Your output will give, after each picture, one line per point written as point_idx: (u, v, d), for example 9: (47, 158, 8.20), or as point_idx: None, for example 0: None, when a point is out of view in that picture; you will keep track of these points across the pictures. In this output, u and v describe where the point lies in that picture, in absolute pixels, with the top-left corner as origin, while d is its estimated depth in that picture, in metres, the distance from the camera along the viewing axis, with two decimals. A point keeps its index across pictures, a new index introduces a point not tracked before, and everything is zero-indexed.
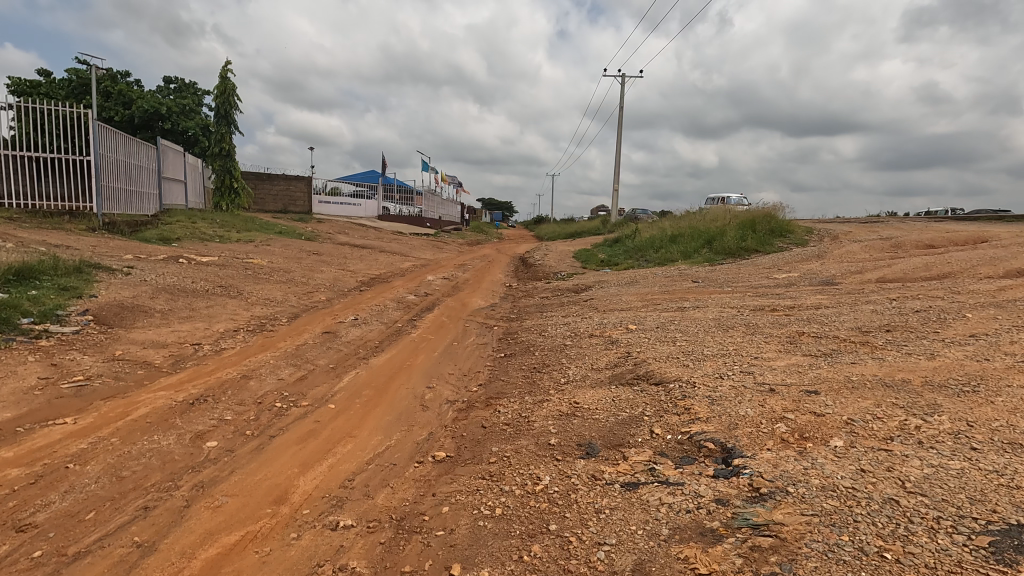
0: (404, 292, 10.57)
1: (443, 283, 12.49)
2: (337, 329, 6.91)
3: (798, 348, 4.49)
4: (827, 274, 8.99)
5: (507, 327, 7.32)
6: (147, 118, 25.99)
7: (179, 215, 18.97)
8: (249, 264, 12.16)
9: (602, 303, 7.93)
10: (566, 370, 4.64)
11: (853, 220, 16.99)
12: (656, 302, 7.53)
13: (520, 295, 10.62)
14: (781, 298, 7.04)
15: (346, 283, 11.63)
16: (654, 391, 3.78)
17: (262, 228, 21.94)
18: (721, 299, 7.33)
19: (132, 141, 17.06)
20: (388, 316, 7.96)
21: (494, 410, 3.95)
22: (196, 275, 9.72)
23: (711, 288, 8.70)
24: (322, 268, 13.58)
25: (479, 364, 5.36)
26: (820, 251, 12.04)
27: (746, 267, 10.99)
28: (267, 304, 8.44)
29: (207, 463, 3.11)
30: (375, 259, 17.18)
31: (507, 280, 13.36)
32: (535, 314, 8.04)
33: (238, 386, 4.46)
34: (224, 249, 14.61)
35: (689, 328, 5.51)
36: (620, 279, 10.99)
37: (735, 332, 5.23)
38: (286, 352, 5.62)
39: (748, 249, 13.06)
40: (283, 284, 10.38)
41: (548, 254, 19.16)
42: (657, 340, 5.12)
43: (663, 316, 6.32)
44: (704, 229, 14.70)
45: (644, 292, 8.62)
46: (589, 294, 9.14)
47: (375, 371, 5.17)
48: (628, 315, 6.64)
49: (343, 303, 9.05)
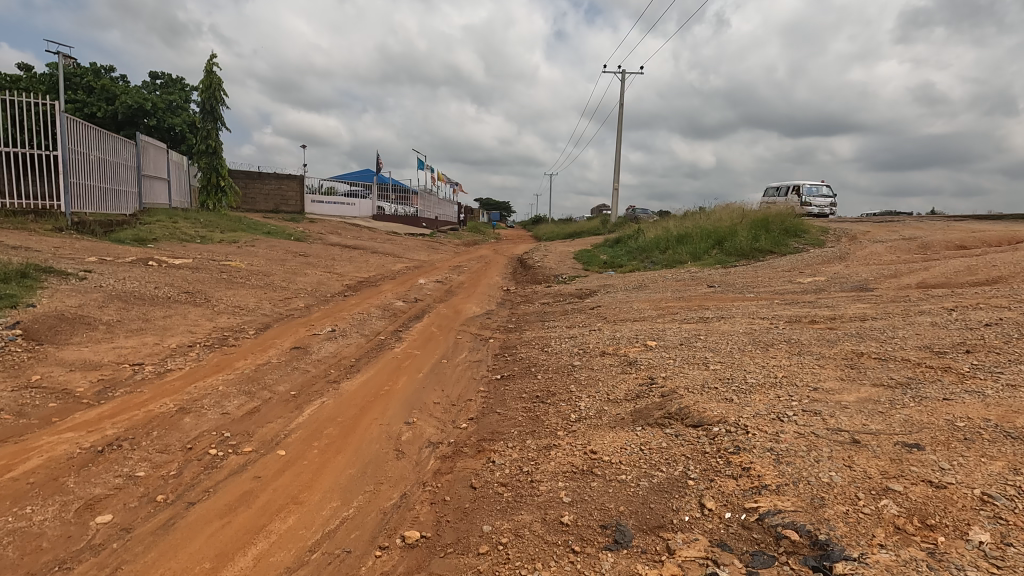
0: (392, 297, 9.70)
1: (436, 287, 11.60)
2: (309, 343, 6.01)
3: (865, 375, 3.63)
4: (857, 277, 8.18)
5: (504, 340, 6.45)
6: (131, 114, 25.04)
7: (160, 214, 18.07)
8: (226, 267, 11.27)
9: (611, 311, 7.07)
10: (576, 403, 3.77)
11: (867, 219, 16.22)
12: (672, 311, 6.69)
13: (519, 301, 9.76)
14: (816, 307, 6.20)
15: (330, 288, 10.72)
16: (696, 439, 2.92)
17: (250, 228, 21.06)
18: (747, 307, 6.49)
19: (109, 138, 16.17)
20: (371, 327, 7.07)
21: (487, 462, 3.07)
22: (161, 279, 8.80)
23: (730, 294, 7.87)
24: (306, 270, 12.66)
25: (472, 390, 4.49)
26: (841, 252, 11.21)
27: (763, 269, 10.17)
28: (237, 312, 7.55)
29: (85, 554, 2.24)
30: (364, 261, 16.25)
31: (505, 283, 12.47)
32: (535, 324, 7.18)
33: (169, 425, 3.57)
34: (203, 250, 13.70)
35: (719, 346, 4.66)
36: (627, 283, 10.15)
37: (777, 351, 4.37)
38: (243, 375, 4.73)
39: (762, 250, 12.25)
40: (260, 289, 9.50)
41: (548, 255, 18.37)
42: (686, 362, 4.26)
43: (685, 330, 5.46)
44: (713, 229, 13.90)
45: (656, 299, 7.80)
46: (595, 300, 8.31)
47: (346, 400, 4.29)
48: (643, 327, 5.79)
49: (323, 312, 8.15)
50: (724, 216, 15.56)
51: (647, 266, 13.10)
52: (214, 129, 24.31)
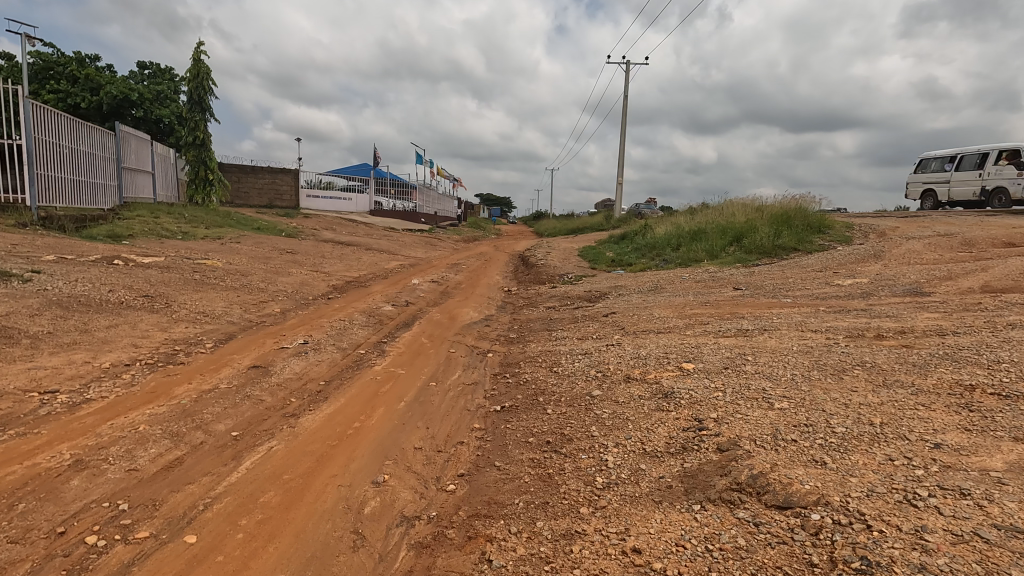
0: (380, 301, 8.71)
1: (430, 288, 10.62)
2: (272, 360, 5.05)
3: (999, 422, 2.65)
4: (906, 279, 7.24)
5: (504, 356, 5.47)
6: (116, 104, 24.02)
7: (141, 208, 17.07)
8: (201, 266, 10.30)
9: (627, 320, 6.11)
10: (603, 458, 2.82)
11: (888, 214, 15.24)
12: (701, 320, 5.72)
13: (522, 305, 8.77)
14: (875, 317, 5.21)
15: (314, 290, 9.72)
16: (789, 537, 1.96)
17: (238, 224, 20.14)
18: (790, 316, 5.52)
19: (84, 128, 15.21)
20: (351, 338, 6.08)
21: (480, 562, 2.12)
22: (120, 281, 7.80)
23: (763, 298, 6.89)
24: (291, 269, 11.68)
25: (464, 430, 3.54)
26: (876, 250, 10.20)
27: (791, 269, 9.21)
28: (199, 320, 6.56)
29: None
30: (356, 259, 15.27)
31: (505, 284, 11.50)
32: (541, 334, 6.20)
33: (46, 492, 2.61)
34: (181, 248, 12.70)
35: (775, 372, 3.68)
36: (642, 284, 9.16)
37: (854, 382, 3.39)
38: (177, 408, 3.75)
39: (785, 246, 11.27)
40: (233, 291, 8.53)
41: (551, 252, 17.37)
42: (740, 397, 3.28)
43: (724, 347, 4.48)
44: (731, 224, 12.94)
45: (679, 304, 6.85)
46: (608, 305, 7.38)
47: (301, 443, 3.33)
48: (671, 342, 4.83)
49: (300, 318, 7.17)
50: (737, 211, 14.62)
51: (659, 264, 12.16)
52: (203, 121, 23.34)
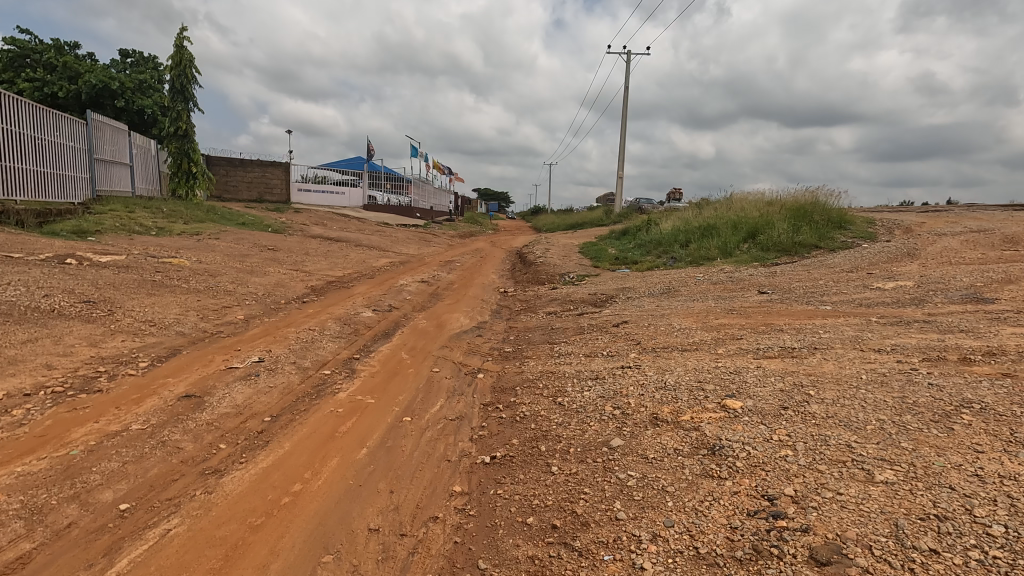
0: (361, 305, 7.78)
1: (418, 289, 9.69)
2: (212, 386, 4.11)
3: None
4: (958, 282, 6.34)
5: (497, 378, 4.55)
6: (95, 94, 22.89)
7: (115, 202, 16.06)
8: (165, 266, 9.33)
9: (643, 332, 5.18)
10: (637, 567, 1.90)
11: (907, 211, 14.38)
12: (732, 334, 4.80)
13: (519, 310, 7.84)
14: (946, 334, 4.30)
15: (289, 293, 8.76)
16: None
17: (222, 219, 19.15)
18: (840, 331, 4.60)
19: (42, 112, 13.91)
20: (317, 354, 5.15)
21: None
22: (62, 284, 6.83)
23: (796, 305, 5.99)
24: (268, 269, 10.72)
25: (439, 499, 2.63)
26: (908, 248, 9.30)
27: (816, 269, 8.32)
28: (142, 332, 5.61)
29: None
30: (343, 256, 14.31)
31: (501, 284, 10.56)
32: (541, 349, 5.28)
33: None
34: (150, 245, 11.72)
35: (855, 418, 2.76)
36: (652, 286, 8.25)
37: (973, 437, 2.46)
38: (57, 464, 2.81)
39: (806, 243, 10.36)
40: (194, 295, 7.57)
41: (550, 249, 16.45)
42: (820, 460, 2.36)
43: (773, 376, 3.55)
44: (745, 220, 12.03)
45: (701, 311, 5.94)
46: (617, 311, 6.47)
47: (214, 522, 2.42)
48: (703, 367, 3.88)
49: (264, 328, 6.24)
50: (748, 205, 13.70)
51: (667, 263, 11.27)
52: (185, 110, 22.24)
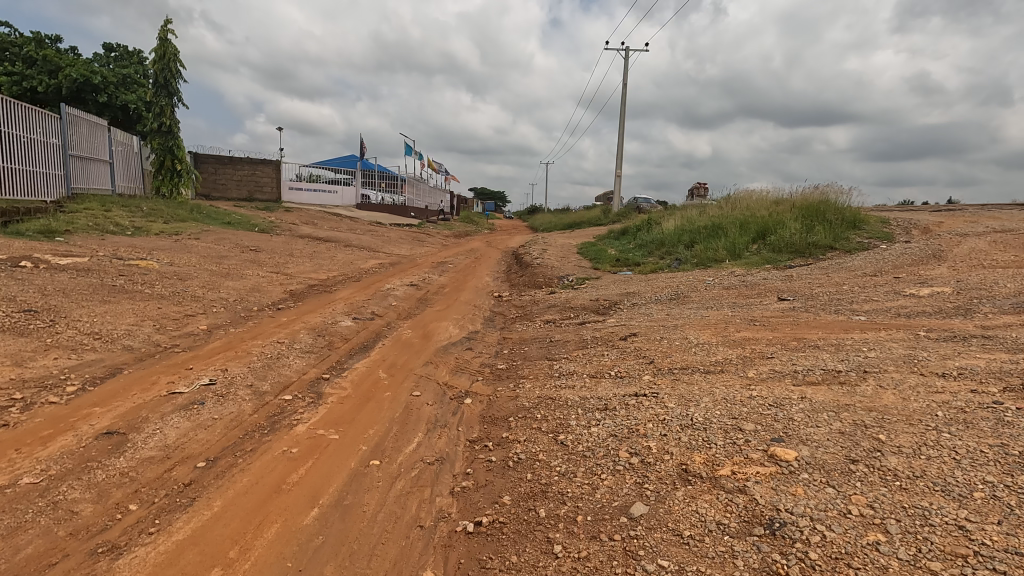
0: (341, 313, 7.08)
1: (406, 294, 9.00)
2: (143, 419, 3.41)
3: None
4: (1002, 288, 5.72)
5: (487, 406, 3.86)
6: (76, 88, 22.08)
7: (91, 200, 15.31)
8: (132, 269, 8.59)
9: (656, 348, 4.51)
10: None
11: (919, 210, 13.78)
12: (760, 351, 4.13)
13: (514, 318, 7.17)
14: (1019, 353, 3.63)
15: (264, 298, 8.05)
16: None
17: (207, 218, 18.42)
18: (889, 349, 3.94)
19: (9, 105, 13.12)
20: (280, 374, 4.45)
21: None
22: (3, 291, 6.10)
23: (824, 314, 5.34)
24: (246, 272, 10.00)
25: None
26: (931, 249, 8.67)
27: (835, 272, 7.70)
28: (82, 347, 4.89)
29: None
30: (329, 258, 13.61)
31: (496, 288, 9.91)
32: (538, 368, 4.60)
33: None
34: (122, 246, 11.00)
35: (953, 480, 2.09)
36: (659, 292, 7.59)
37: None
38: None
39: (819, 243, 9.72)
40: (156, 302, 6.85)
41: (548, 249, 15.84)
42: (927, 555, 1.69)
43: (824, 410, 2.88)
44: (754, 219, 11.41)
45: (720, 322, 5.29)
46: (624, 321, 5.82)
47: None
48: (736, 397, 3.20)
49: (227, 341, 5.53)
50: (754, 204, 13.07)
51: (672, 264, 10.67)
52: (169, 106, 21.46)
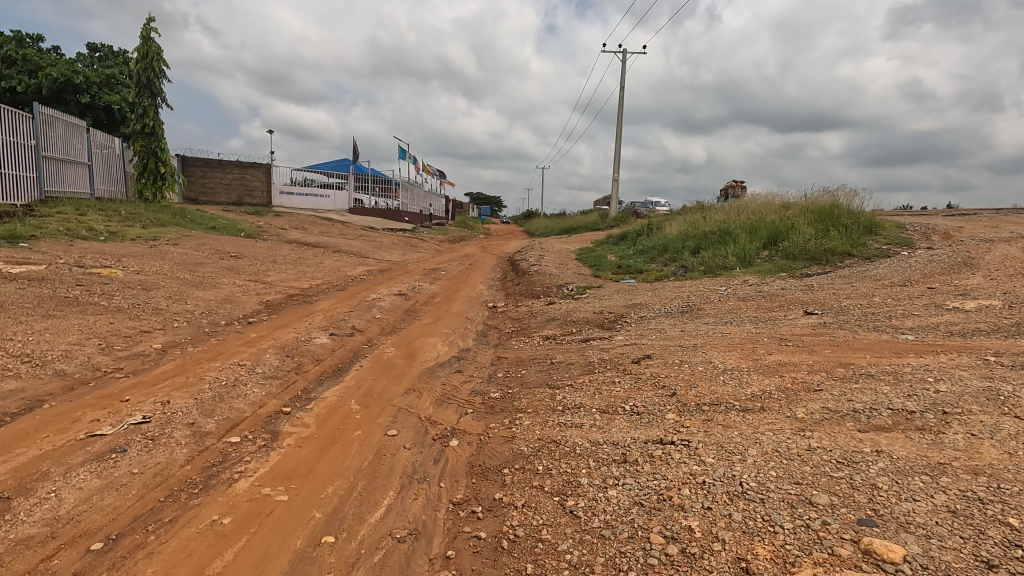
0: (317, 327, 6.37)
1: (393, 305, 8.29)
2: (42, 475, 2.69)
3: None
4: None
5: (477, 451, 3.17)
6: (57, 89, 21.29)
7: (65, 204, 14.57)
8: (91, 278, 7.84)
9: (677, 376, 3.83)
10: None
11: (933, 214, 13.18)
12: (804, 383, 3.44)
13: (510, 333, 6.49)
14: None
15: (236, 310, 7.33)
16: None
17: (190, 223, 17.69)
18: (963, 381, 3.25)
19: None
20: (232, 407, 3.74)
21: None
22: None
23: (863, 333, 4.68)
24: (220, 281, 9.26)
25: None
26: (959, 256, 8.06)
27: (859, 282, 7.08)
28: (2, 374, 4.15)
29: None
30: (314, 264, 12.89)
31: (490, 297, 9.25)
32: (538, 398, 3.91)
33: None
34: (90, 253, 10.24)
35: None
36: (668, 304, 6.92)
37: None
38: None
39: (837, 250, 9.09)
40: (109, 316, 6.11)
41: (546, 256, 15.17)
42: None
43: (915, 474, 2.20)
44: (764, 224, 10.80)
45: (746, 341, 4.61)
46: (634, 339, 5.14)
47: None
48: (792, 450, 2.51)
49: (181, 363, 4.81)
50: (761, 208, 12.46)
51: (678, 272, 10.04)
52: (152, 107, 20.71)
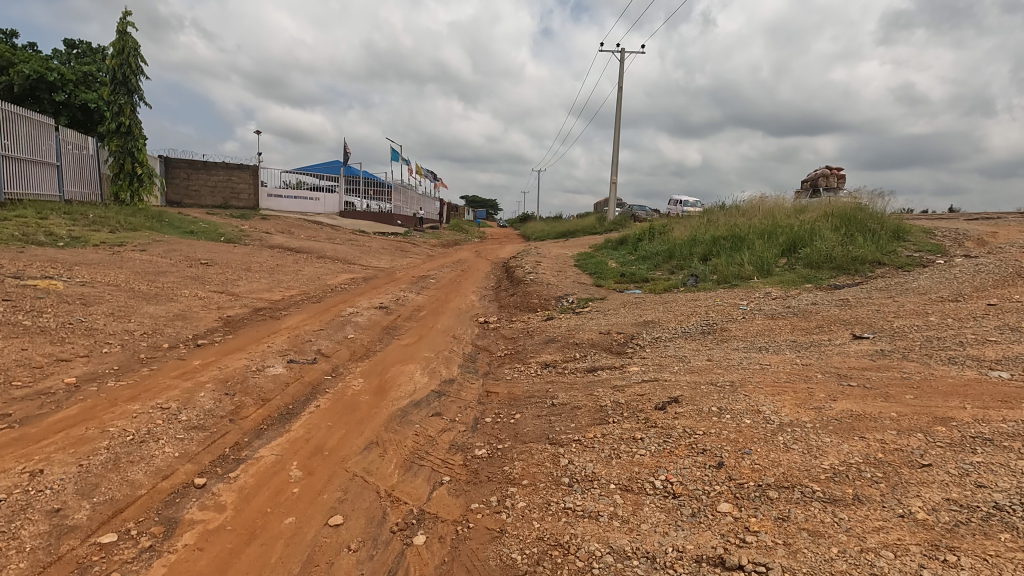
0: (276, 351, 5.41)
1: (371, 320, 7.33)
2: None
3: None
4: None
5: (450, 559, 2.23)
6: (29, 86, 20.24)
7: (27, 207, 13.54)
8: (25, 290, 6.86)
9: (722, 436, 2.88)
10: None
11: (958, 218, 12.29)
12: (904, 454, 2.50)
13: (502, 357, 5.53)
14: None
15: (187, 328, 6.36)
16: None
17: (167, 226, 16.68)
18: None
19: None
20: (126, 479, 2.78)
21: None
22: None
23: (943, 368, 3.73)
24: (180, 292, 8.29)
25: None
26: (1006, 265, 7.19)
27: (903, 296, 6.18)
28: None
29: None
30: (293, 272, 11.94)
31: (482, 311, 8.32)
32: (536, 462, 2.96)
33: None
34: (40, 261, 9.23)
35: None
36: (686, 322, 5.98)
37: None
38: None
39: (865, 259, 8.20)
40: (24, 340, 5.12)
41: (542, 262, 14.27)
42: None
43: None
44: (780, 229, 9.92)
45: (798, 379, 3.66)
46: (653, 372, 4.19)
47: None
48: None
49: (89, 406, 3.83)
50: (775, 211, 11.59)
51: (687, 281, 9.17)
52: (129, 104, 19.66)
